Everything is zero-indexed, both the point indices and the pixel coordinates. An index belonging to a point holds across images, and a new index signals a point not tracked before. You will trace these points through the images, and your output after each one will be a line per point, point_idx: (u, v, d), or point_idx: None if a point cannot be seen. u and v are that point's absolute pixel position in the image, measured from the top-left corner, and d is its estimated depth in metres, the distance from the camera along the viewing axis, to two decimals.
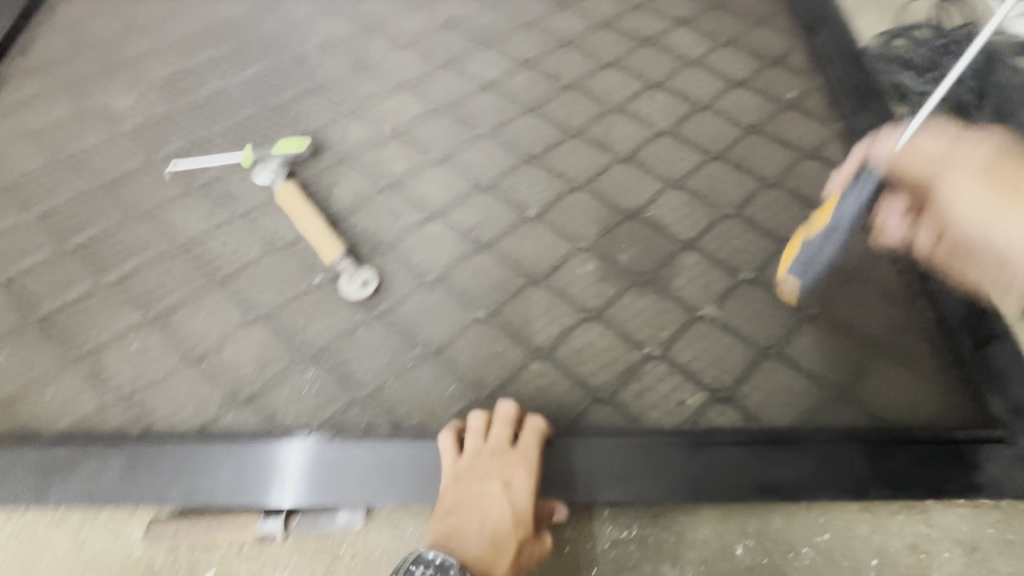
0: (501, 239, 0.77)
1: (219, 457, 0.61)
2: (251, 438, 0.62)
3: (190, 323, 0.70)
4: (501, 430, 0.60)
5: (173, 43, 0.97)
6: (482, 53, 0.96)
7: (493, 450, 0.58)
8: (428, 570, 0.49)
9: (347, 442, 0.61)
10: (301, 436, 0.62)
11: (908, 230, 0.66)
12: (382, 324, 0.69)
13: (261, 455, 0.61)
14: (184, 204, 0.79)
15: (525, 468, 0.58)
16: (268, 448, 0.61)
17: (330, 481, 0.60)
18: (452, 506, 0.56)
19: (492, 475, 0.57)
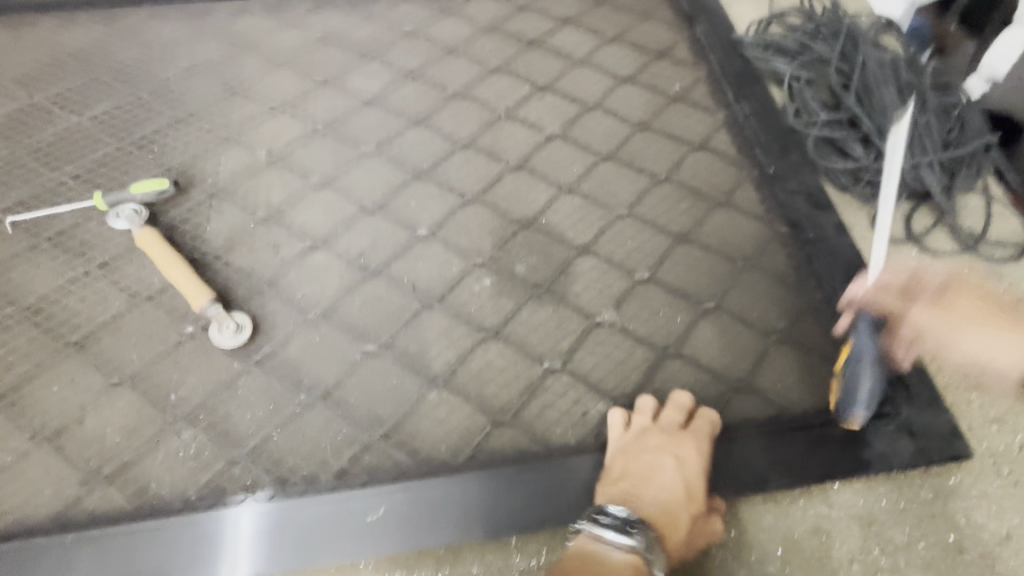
0: (391, 263, 0.73)
1: (76, 548, 0.55)
2: (115, 521, 0.56)
3: (39, 397, 0.62)
4: (674, 413, 0.61)
5: (13, 80, 0.88)
6: (363, 66, 0.91)
7: (665, 428, 0.60)
8: (616, 520, 0.52)
9: (226, 508, 0.57)
10: (173, 513, 0.57)
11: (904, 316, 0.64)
12: (263, 372, 0.64)
13: (125, 540, 0.55)
14: (29, 261, 0.71)
15: (697, 449, 0.59)
16: (134, 530, 0.55)
17: (225, 552, 0.55)
18: (621, 472, 0.58)
19: (664, 449, 0.58)
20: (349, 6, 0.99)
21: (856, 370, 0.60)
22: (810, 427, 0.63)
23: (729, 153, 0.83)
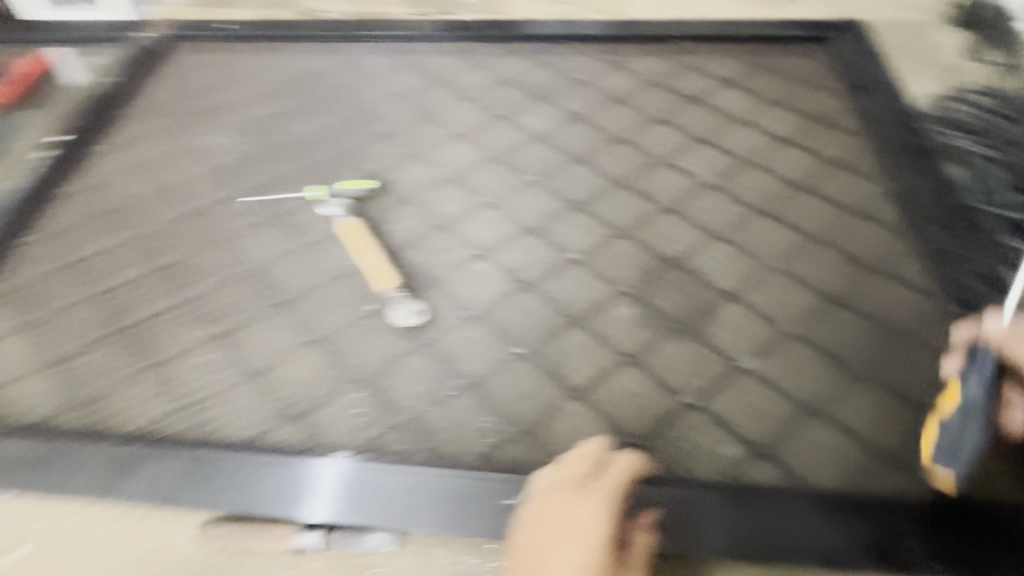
0: (543, 280, 0.80)
1: (275, 467, 0.65)
2: (306, 452, 0.66)
3: (251, 340, 0.76)
4: (574, 467, 0.59)
5: (262, 93, 1.11)
6: (536, 106, 1.03)
7: (580, 485, 0.57)
8: None
9: (398, 464, 0.65)
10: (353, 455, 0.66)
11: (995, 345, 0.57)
12: (426, 354, 0.74)
13: (314, 469, 0.65)
14: (256, 232, 0.88)
15: (606, 503, 0.55)
16: (324, 463, 0.65)
17: (387, 501, 0.62)
18: (526, 539, 0.55)
19: (574, 509, 0.54)
20: (529, 54, 1.12)
21: (963, 421, 0.55)
22: (926, 540, 0.57)
23: (893, 224, 0.82)
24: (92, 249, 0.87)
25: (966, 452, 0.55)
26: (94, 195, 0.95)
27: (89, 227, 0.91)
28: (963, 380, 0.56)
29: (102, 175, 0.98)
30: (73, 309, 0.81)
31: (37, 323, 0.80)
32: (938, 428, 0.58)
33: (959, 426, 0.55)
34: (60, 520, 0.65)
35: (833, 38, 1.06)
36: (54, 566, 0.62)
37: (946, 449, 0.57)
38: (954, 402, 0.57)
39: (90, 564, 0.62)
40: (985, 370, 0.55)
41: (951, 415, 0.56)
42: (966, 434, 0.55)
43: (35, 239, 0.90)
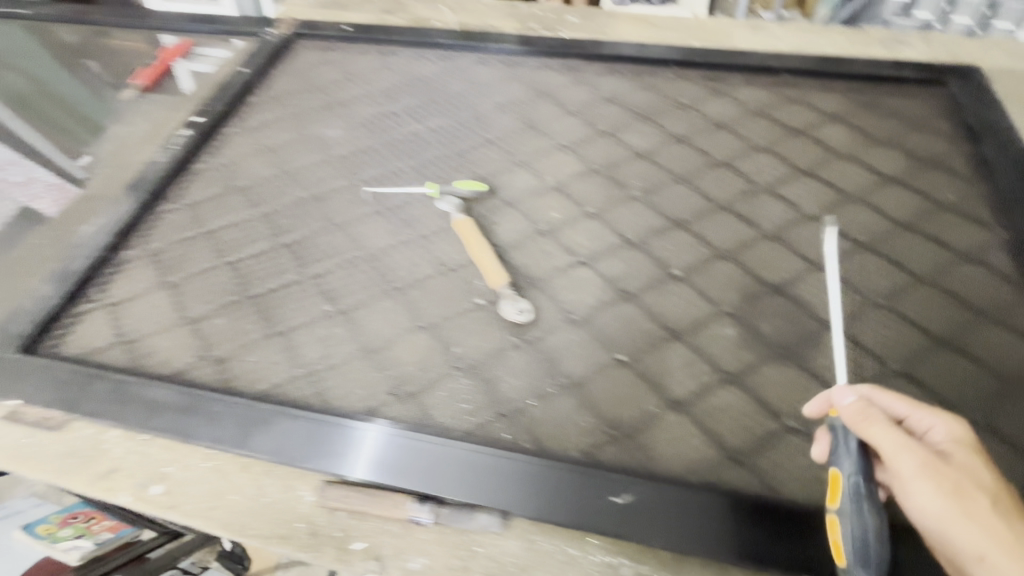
0: (644, 292, 0.83)
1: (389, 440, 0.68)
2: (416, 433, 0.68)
3: (368, 320, 0.83)
4: None
5: (378, 92, 1.19)
6: (639, 126, 1.07)
7: None
8: None
9: (506, 455, 0.66)
10: (462, 444, 0.67)
11: (857, 421, 0.59)
12: (530, 350, 0.78)
13: (425, 448, 0.67)
14: (372, 220, 0.95)
15: None
16: (435, 445, 0.67)
17: (496, 488, 0.64)
18: None
19: None
20: (633, 77, 1.17)
21: (855, 518, 0.56)
22: None
23: (1006, 273, 0.81)
24: (224, 222, 0.96)
25: (873, 545, 0.55)
26: (225, 172, 1.04)
27: (220, 201, 0.99)
28: (838, 466, 0.59)
29: (232, 154, 1.07)
30: (208, 273, 0.88)
31: (175, 284, 0.88)
32: (842, 524, 0.57)
33: (855, 516, 0.56)
34: (190, 464, 0.71)
35: (946, 81, 1.06)
36: (183, 505, 0.67)
37: (856, 551, 0.55)
38: (841, 492, 0.58)
39: (217, 509, 0.67)
40: (853, 448, 0.59)
41: (844, 506, 0.57)
42: (862, 524, 0.56)
43: (173, 207, 0.98)
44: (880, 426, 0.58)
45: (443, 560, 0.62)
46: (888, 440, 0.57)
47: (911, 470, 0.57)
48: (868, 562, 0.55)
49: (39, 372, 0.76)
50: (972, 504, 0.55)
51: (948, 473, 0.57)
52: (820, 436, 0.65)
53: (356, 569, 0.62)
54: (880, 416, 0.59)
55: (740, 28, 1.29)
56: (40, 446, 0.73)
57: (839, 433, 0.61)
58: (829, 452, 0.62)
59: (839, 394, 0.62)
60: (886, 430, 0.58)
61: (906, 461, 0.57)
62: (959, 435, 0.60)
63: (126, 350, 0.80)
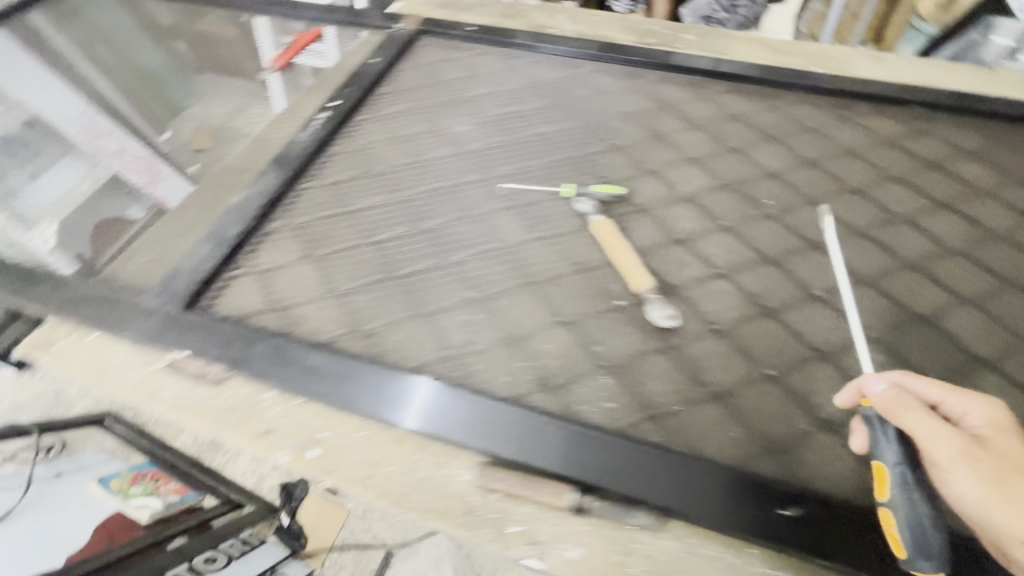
0: (786, 309, 0.83)
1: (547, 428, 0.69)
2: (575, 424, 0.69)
3: (508, 310, 0.85)
4: None
5: (503, 92, 1.22)
6: (766, 146, 1.08)
7: None
8: None
9: (668, 455, 0.67)
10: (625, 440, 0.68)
11: (891, 410, 0.63)
12: (673, 356, 0.79)
13: (585, 439, 0.68)
14: (505, 215, 0.97)
15: None
16: (596, 437, 0.68)
17: (657, 487, 0.65)
18: None
19: None
20: (758, 98, 1.18)
21: (909, 508, 0.59)
22: None
23: None
24: (365, 204, 0.99)
25: (930, 535, 0.58)
26: (360, 156, 1.08)
27: (359, 184, 1.03)
28: (880, 457, 0.62)
29: (367, 140, 1.11)
30: (354, 252, 0.92)
31: (321, 258, 0.91)
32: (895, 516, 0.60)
33: (908, 507, 0.59)
34: (345, 431, 0.73)
35: None
36: (342, 471, 0.70)
37: (915, 539, 0.58)
38: (888, 483, 0.61)
39: (375, 478, 0.69)
40: (891, 437, 0.63)
41: (893, 496, 0.60)
42: (917, 514, 0.59)
43: (314, 185, 1.02)
44: (914, 414, 0.62)
45: (601, 553, 0.63)
46: (924, 428, 0.61)
47: (948, 457, 0.60)
48: (930, 547, 0.58)
49: (202, 328, 0.79)
50: (1004, 483, 0.59)
51: (983, 457, 0.61)
52: (855, 426, 0.68)
53: (515, 552, 0.64)
54: (913, 404, 0.63)
55: (863, 57, 1.29)
56: (202, 399, 0.76)
57: (875, 423, 0.64)
58: (868, 442, 0.65)
59: (871, 383, 0.66)
60: (920, 417, 0.61)
61: (942, 447, 0.60)
62: (990, 420, 0.65)
63: (279, 316, 0.83)
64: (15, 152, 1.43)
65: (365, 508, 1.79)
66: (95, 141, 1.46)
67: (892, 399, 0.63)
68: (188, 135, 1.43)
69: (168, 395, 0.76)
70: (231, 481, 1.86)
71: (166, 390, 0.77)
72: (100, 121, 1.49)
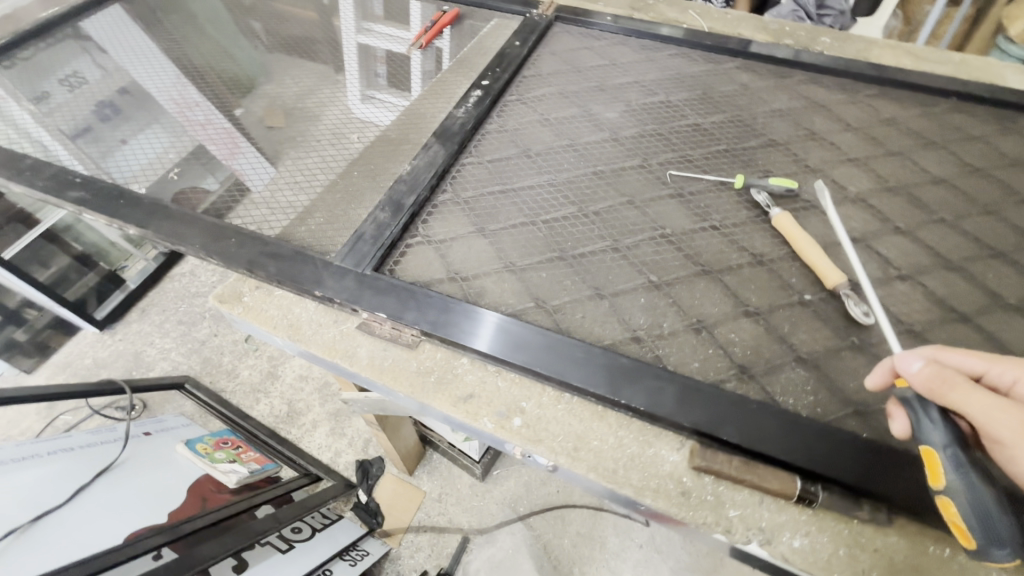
0: (979, 315, 0.82)
1: (760, 414, 0.67)
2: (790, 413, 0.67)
3: (689, 296, 0.84)
4: None
5: (647, 81, 1.21)
6: (929, 152, 1.06)
7: None
8: None
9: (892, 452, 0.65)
10: (845, 433, 0.66)
11: (932, 388, 0.59)
12: (869, 353, 0.77)
13: (800, 427, 0.66)
14: (671, 202, 0.96)
15: None
16: (813, 426, 0.66)
17: (885, 482, 0.63)
18: None
19: None
20: (911, 103, 1.16)
21: (967, 493, 0.54)
22: None
23: None
24: (528, 182, 1.00)
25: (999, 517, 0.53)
26: (514, 135, 1.08)
27: (517, 162, 1.03)
28: (927, 440, 0.58)
29: (519, 120, 1.12)
30: (524, 228, 0.92)
31: (493, 233, 0.91)
32: (955, 502, 0.55)
33: (968, 489, 0.54)
34: (545, 404, 0.72)
35: None
36: (548, 443, 0.69)
37: (982, 527, 0.53)
38: (941, 468, 0.56)
39: (583, 451, 0.68)
40: (935, 417, 0.59)
41: (951, 480, 0.55)
42: (979, 496, 0.54)
43: (474, 161, 1.02)
44: (958, 387, 0.58)
45: (828, 545, 0.62)
46: (971, 401, 0.57)
47: (1009, 428, 0.56)
48: (1001, 536, 0.52)
49: (393, 290, 0.79)
50: None
51: None
52: (892, 410, 0.65)
53: (739, 537, 0.63)
54: (956, 377, 0.58)
55: (1011, 71, 1.27)
56: (397, 360, 0.76)
57: (917, 406, 0.60)
58: (911, 427, 0.61)
59: (906, 362, 0.61)
60: (962, 388, 0.58)
61: (1000, 419, 0.56)
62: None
63: (463, 286, 0.84)
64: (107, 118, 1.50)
65: (441, 491, 1.80)
66: (183, 110, 1.51)
67: (933, 375, 0.59)
68: (262, 111, 1.50)
69: (363, 354, 0.77)
70: (307, 453, 1.88)
71: (360, 350, 0.78)
72: (189, 91, 1.52)
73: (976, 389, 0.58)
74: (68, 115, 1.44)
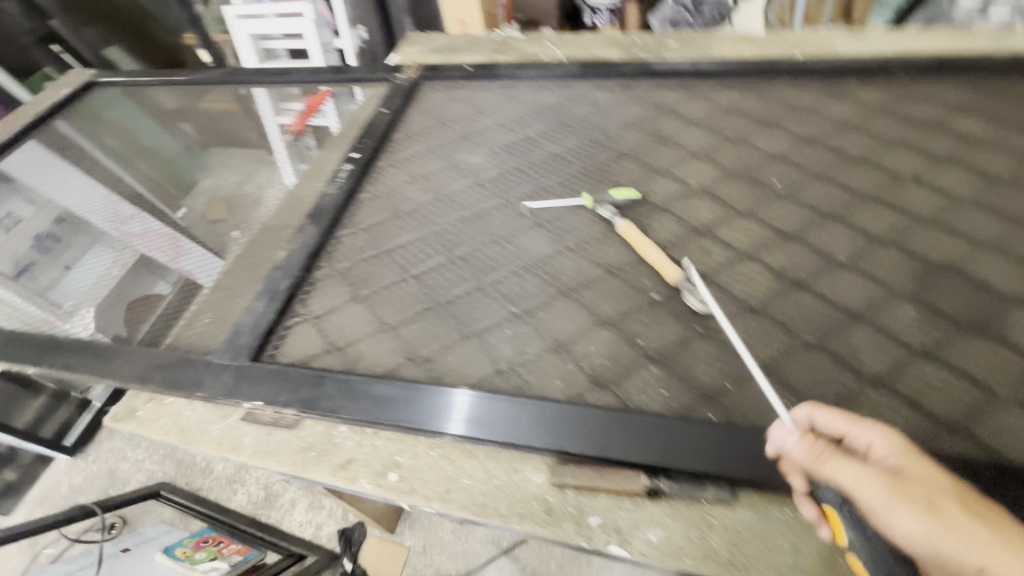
0: (815, 280, 0.87)
1: (608, 419, 0.73)
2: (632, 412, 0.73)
3: (550, 319, 0.89)
4: None
5: (507, 120, 1.29)
6: (765, 131, 1.14)
7: None
8: None
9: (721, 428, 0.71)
10: (680, 421, 0.72)
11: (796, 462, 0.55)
12: (714, 338, 0.82)
13: (642, 424, 0.72)
14: (530, 232, 1.03)
15: None
16: (654, 420, 0.72)
17: (721, 460, 0.68)
18: None
19: None
20: (748, 88, 1.24)
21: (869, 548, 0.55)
22: None
23: None
24: (398, 242, 1.05)
25: (897, 572, 0.52)
26: (386, 199, 1.14)
27: (389, 224, 1.09)
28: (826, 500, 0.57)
29: (390, 183, 1.18)
30: (396, 287, 0.98)
31: (368, 297, 0.96)
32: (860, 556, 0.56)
33: (869, 546, 0.54)
34: (418, 453, 0.77)
35: None
36: (420, 490, 0.74)
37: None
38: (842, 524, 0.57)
39: (455, 491, 0.73)
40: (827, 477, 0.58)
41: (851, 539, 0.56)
42: (877, 550, 0.54)
43: (348, 231, 1.08)
44: (815, 456, 0.54)
45: (681, 531, 0.66)
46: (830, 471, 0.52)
47: (871, 495, 0.49)
48: None
49: (270, 376, 0.85)
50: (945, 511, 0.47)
51: (914, 483, 0.50)
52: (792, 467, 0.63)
53: (599, 543, 0.66)
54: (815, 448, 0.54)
55: (841, 36, 1.36)
56: (281, 441, 0.81)
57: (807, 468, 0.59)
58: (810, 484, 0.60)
59: (779, 437, 0.58)
60: (820, 456, 0.53)
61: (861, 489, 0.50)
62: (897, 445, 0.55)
63: (339, 356, 0.88)
64: (48, 250, 1.49)
65: (425, 543, 1.80)
66: (119, 227, 1.48)
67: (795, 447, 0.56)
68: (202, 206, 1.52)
69: (248, 442, 0.82)
70: (290, 534, 1.88)
71: (245, 438, 0.82)
72: (125, 207, 1.53)
73: (834, 457, 0.52)
74: (9, 253, 1.48)
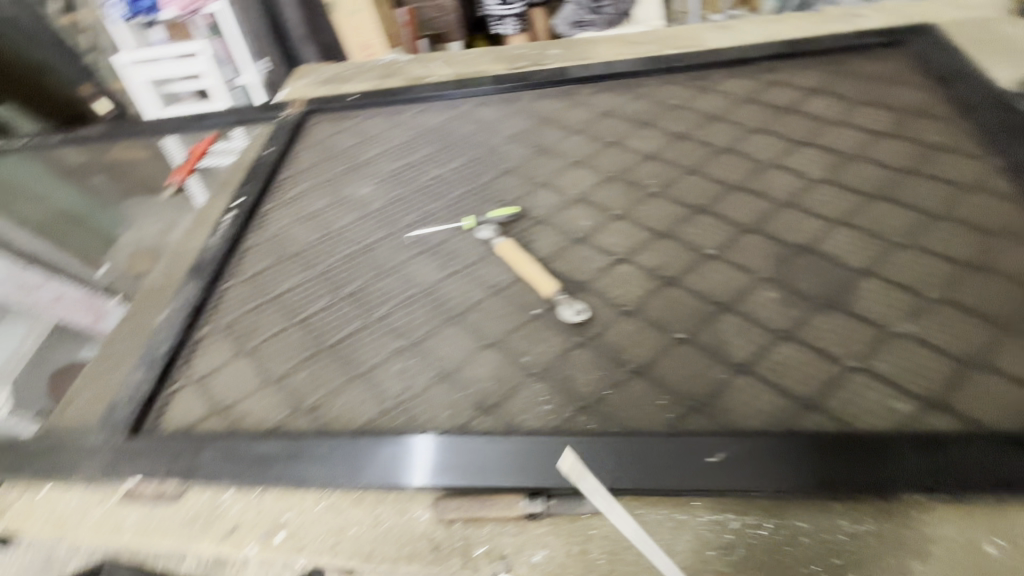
0: (685, 275, 0.90)
1: (487, 445, 0.74)
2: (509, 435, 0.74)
3: (437, 347, 0.89)
4: None
5: (394, 147, 1.29)
6: (639, 132, 1.17)
7: None
8: None
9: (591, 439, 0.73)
10: (555, 437, 0.73)
11: None
12: (592, 347, 0.83)
13: (520, 446, 0.73)
14: (417, 260, 1.02)
15: None
16: (531, 439, 0.73)
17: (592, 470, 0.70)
18: None
19: None
20: (623, 90, 1.27)
21: None
22: None
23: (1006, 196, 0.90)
24: (285, 287, 1.03)
25: None
26: (273, 244, 1.12)
27: (276, 270, 1.07)
28: None
29: (277, 226, 1.16)
30: (282, 335, 0.95)
31: (254, 350, 0.94)
32: None
33: None
34: (305, 508, 0.75)
35: (904, 42, 1.19)
36: (308, 547, 0.72)
37: None
38: None
39: (343, 542, 0.72)
40: None
41: None
42: None
43: (234, 283, 1.05)
44: None
45: (563, 547, 0.67)
46: None
47: None
48: None
49: (151, 450, 0.82)
50: None
51: None
52: None
53: (486, 572, 0.67)
54: None
55: (709, 30, 1.41)
56: (164, 517, 0.78)
57: None
58: None
59: None
60: None
61: None
62: None
63: (222, 417, 0.85)
64: None
65: None
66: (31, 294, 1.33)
67: None
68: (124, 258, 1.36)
69: (131, 522, 0.78)
70: None
71: (127, 518, 0.79)
72: (34, 275, 1.37)
73: None
74: None
